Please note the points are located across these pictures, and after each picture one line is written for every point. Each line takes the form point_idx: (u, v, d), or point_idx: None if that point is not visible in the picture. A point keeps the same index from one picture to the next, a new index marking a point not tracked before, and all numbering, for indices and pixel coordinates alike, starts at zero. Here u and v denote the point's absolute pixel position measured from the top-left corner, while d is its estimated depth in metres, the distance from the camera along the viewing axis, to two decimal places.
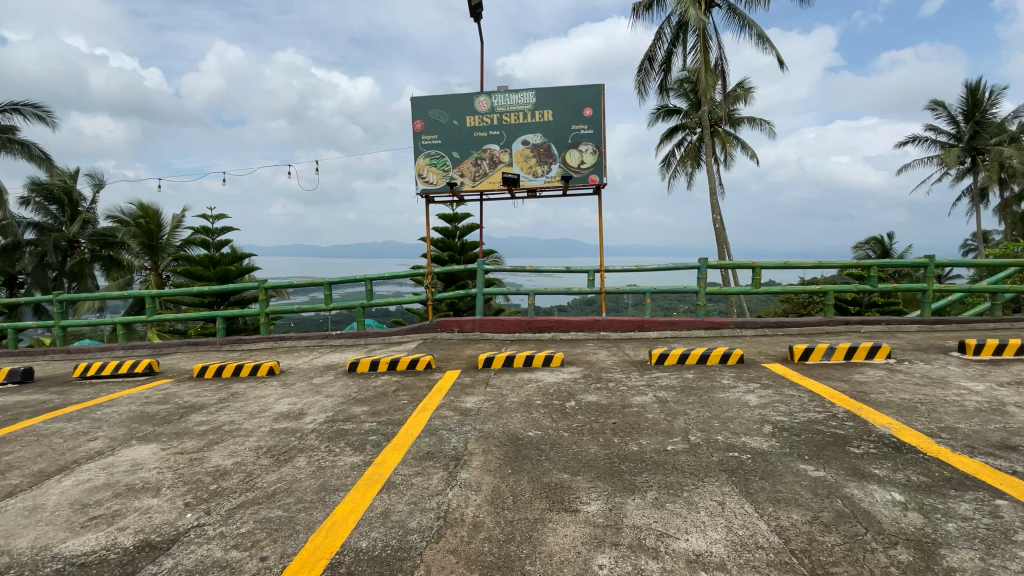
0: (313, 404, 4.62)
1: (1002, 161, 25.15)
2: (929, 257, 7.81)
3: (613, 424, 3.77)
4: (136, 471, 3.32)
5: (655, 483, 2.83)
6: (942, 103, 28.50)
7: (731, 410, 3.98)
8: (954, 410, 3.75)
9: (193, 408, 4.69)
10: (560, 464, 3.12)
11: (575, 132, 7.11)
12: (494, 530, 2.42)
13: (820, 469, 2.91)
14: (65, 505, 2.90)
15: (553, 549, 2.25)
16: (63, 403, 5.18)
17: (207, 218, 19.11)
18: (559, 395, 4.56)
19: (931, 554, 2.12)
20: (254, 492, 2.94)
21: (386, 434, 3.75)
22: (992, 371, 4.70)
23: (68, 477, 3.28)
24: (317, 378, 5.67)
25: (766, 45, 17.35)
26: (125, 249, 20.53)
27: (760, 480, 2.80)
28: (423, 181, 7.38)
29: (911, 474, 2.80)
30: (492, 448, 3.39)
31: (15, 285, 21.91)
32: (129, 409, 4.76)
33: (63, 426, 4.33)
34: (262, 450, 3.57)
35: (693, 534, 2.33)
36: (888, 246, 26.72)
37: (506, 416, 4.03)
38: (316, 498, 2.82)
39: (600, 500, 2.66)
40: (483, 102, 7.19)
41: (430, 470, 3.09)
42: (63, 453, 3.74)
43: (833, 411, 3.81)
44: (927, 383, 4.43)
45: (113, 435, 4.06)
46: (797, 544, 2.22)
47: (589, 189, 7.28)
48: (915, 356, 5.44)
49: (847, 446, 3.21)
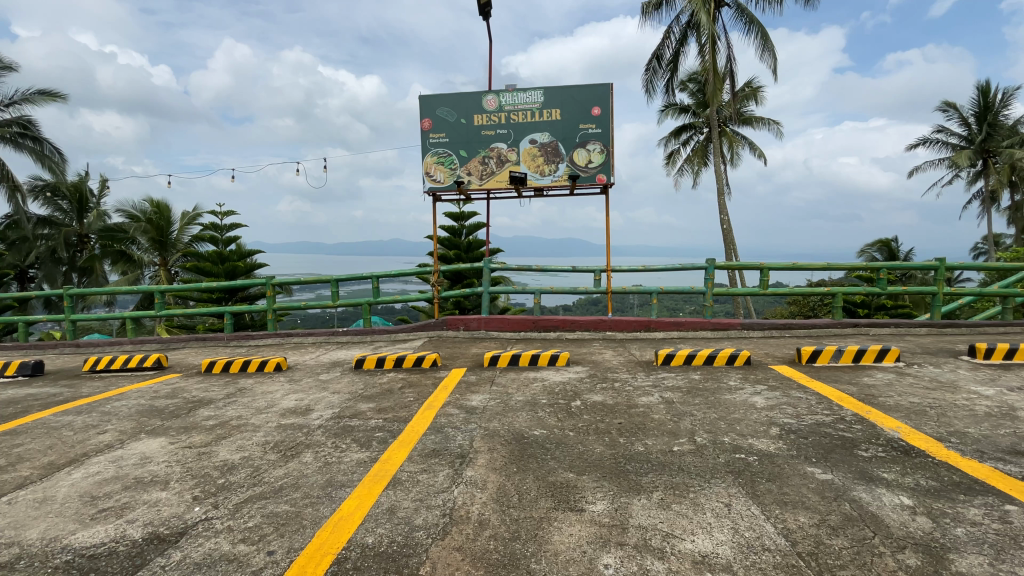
0: (320, 400, 4.65)
1: (1013, 162, 24.73)
2: (939, 259, 7.72)
3: (619, 424, 3.77)
4: (145, 464, 3.35)
5: (661, 484, 2.82)
6: (954, 103, 28.17)
7: (738, 411, 3.97)
8: (963, 415, 3.72)
9: (201, 403, 4.72)
10: (565, 463, 3.11)
11: (582, 131, 7.09)
12: (500, 528, 2.42)
13: (828, 472, 2.89)
14: (75, 496, 2.94)
15: (558, 548, 2.25)
16: (73, 396, 5.24)
17: (215, 214, 19.25)
18: (565, 394, 4.56)
19: (940, 559, 2.10)
20: (260, 487, 2.96)
21: (393, 431, 3.76)
22: (1003, 376, 4.65)
23: (78, 469, 3.32)
24: (323, 374, 5.71)
25: (771, 49, 17.24)
26: (136, 243, 20.82)
27: (767, 482, 2.80)
28: (431, 179, 7.40)
29: (920, 478, 2.78)
30: (497, 447, 3.39)
31: (25, 279, 22.18)
32: (139, 403, 4.81)
33: (73, 419, 4.39)
34: (269, 445, 3.60)
35: (699, 535, 2.32)
36: (895, 249, 26.49)
37: (512, 414, 4.03)
38: (322, 494, 2.83)
39: (606, 500, 2.66)
40: (491, 101, 7.20)
41: (435, 467, 3.10)
42: (73, 445, 3.78)
43: (841, 414, 3.79)
44: (936, 387, 4.39)
45: (122, 428, 4.10)
46: (804, 547, 2.21)
47: (595, 188, 7.26)
48: (925, 359, 5.40)
49: (855, 449, 3.19)
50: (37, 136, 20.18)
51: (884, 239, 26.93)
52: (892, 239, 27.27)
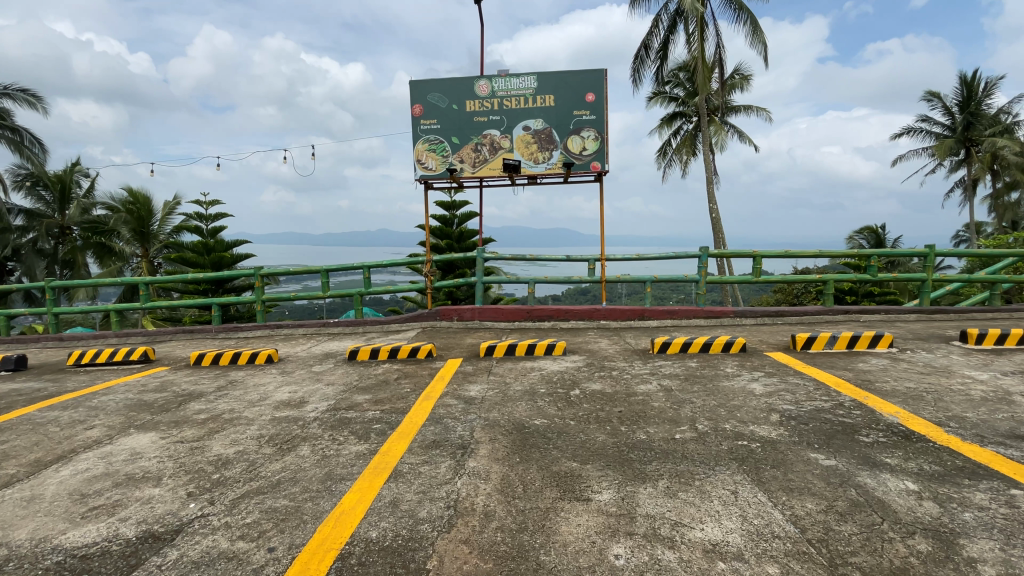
0: (314, 392, 4.56)
1: (995, 150, 25.14)
2: (929, 246, 7.83)
3: (619, 413, 3.75)
4: (136, 460, 3.25)
5: (666, 472, 2.80)
6: (938, 94, 28.52)
7: (737, 398, 3.96)
8: (960, 400, 3.75)
9: (191, 397, 4.62)
10: (568, 452, 3.08)
11: (577, 118, 7.01)
12: (506, 520, 2.38)
13: (831, 458, 2.89)
14: (64, 495, 2.83)
15: (567, 539, 2.22)
16: (59, 391, 5.11)
17: (199, 204, 18.88)
18: (563, 383, 4.53)
19: (951, 544, 2.10)
20: (257, 481, 2.88)
21: (391, 423, 3.70)
22: (995, 360, 4.72)
23: (66, 467, 3.21)
24: (317, 366, 5.61)
25: (762, 35, 17.20)
26: (118, 235, 20.36)
27: (772, 469, 2.78)
28: (423, 167, 7.25)
29: (923, 463, 2.79)
30: (498, 437, 3.35)
31: (5, 271, 21.68)
32: (126, 397, 4.68)
33: (59, 414, 4.25)
34: (264, 439, 3.51)
35: (708, 523, 2.30)
36: (882, 236, 26.88)
37: (511, 404, 3.99)
38: (322, 488, 2.77)
39: (612, 489, 2.63)
40: (483, 86, 7.06)
41: (437, 459, 3.04)
42: (60, 441, 3.66)
43: (840, 400, 3.80)
44: (931, 372, 4.44)
45: (110, 423, 3.98)
46: (814, 534, 2.20)
47: (590, 176, 7.19)
48: (918, 345, 5.46)
49: (856, 435, 3.20)
50: (15, 127, 19.50)
51: (871, 227, 27.27)
52: (879, 227, 27.61)
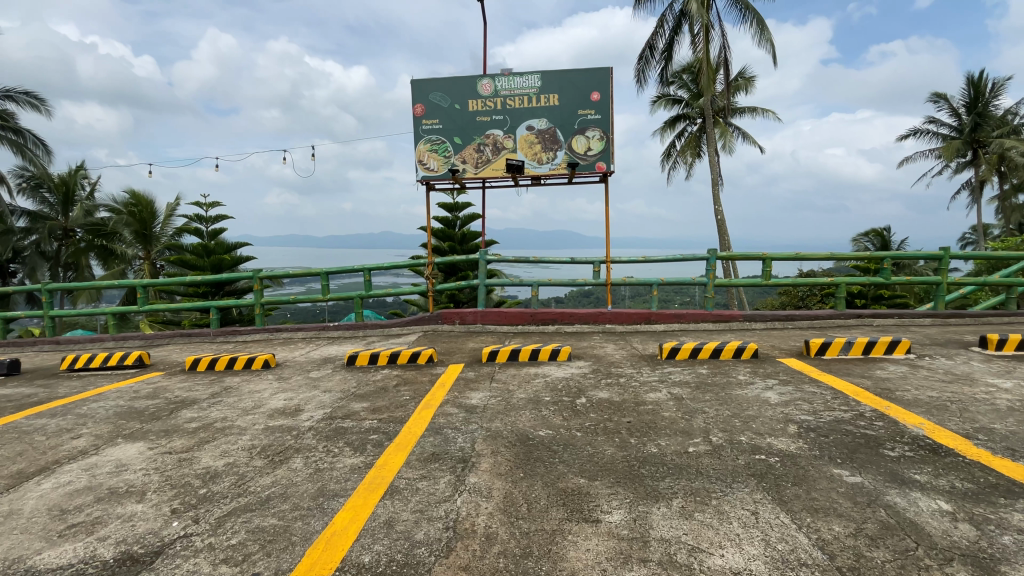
0: (310, 400, 4.40)
1: (1003, 152, 24.83)
2: (943, 248, 7.63)
3: (628, 423, 3.57)
4: (121, 473, 3.09)
5: (680, 490, 2.62)
6: (945, 95, 28.24)
7: (751, 408, 3.77)
8: (987, 410, 3.56)
9: (183, 404, 4.46)
10: (575, 467, 2.90)
11: (582, 117, 6.85)
12: (509, 543, 2.21)
13: (856, 475, 2.70)
14: (42, 510, 2.68)
15: (575, 566, 2.04)
16: (49, 397, 4.96)
17: (201, 206, 18.79)
18: (568, 391, 4.35)
19: (994, 573, 1.92)
20: (246, 497, 2.72)
21: (389, 433, 3.53)
22: (1019, 368, 4.52)
23: (48, 479, 3.05)
24: (314, 371, 5.45)
25: (768, 35, 17.02)
26: (120, 237, 20.31)
27: (793, 487, 2.60)
28: (423, 168, 7.10)
29: (956, 480, 2.60)
30: (501, 450, 3.18)
31: (8, 274, 21.64)
32: (117, 404, 4.53)
33: (46, 422, 4.10)
34: (256, 450, 3.35)
35: (728, 549, 2.12)
36: (888, 238, 26.59)
37: (514, 413, 3.82)
38: (313, 506, 2.60)
39: (622, 509, 2.45)
40: (486, 85, 6.91)
41: (435, 474, 2.87)
42: (44, 452, 3.51)
43: (861, 411, 3.61)
44: (953, 380, 4.24)
45: (98, 432, 3.83)
46: (844, 561, 2.02)
47: (595, 177, 7.02)
48: (936, 351, 5.26)
49: (880, 448, 3.01)
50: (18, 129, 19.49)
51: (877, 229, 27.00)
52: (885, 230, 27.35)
